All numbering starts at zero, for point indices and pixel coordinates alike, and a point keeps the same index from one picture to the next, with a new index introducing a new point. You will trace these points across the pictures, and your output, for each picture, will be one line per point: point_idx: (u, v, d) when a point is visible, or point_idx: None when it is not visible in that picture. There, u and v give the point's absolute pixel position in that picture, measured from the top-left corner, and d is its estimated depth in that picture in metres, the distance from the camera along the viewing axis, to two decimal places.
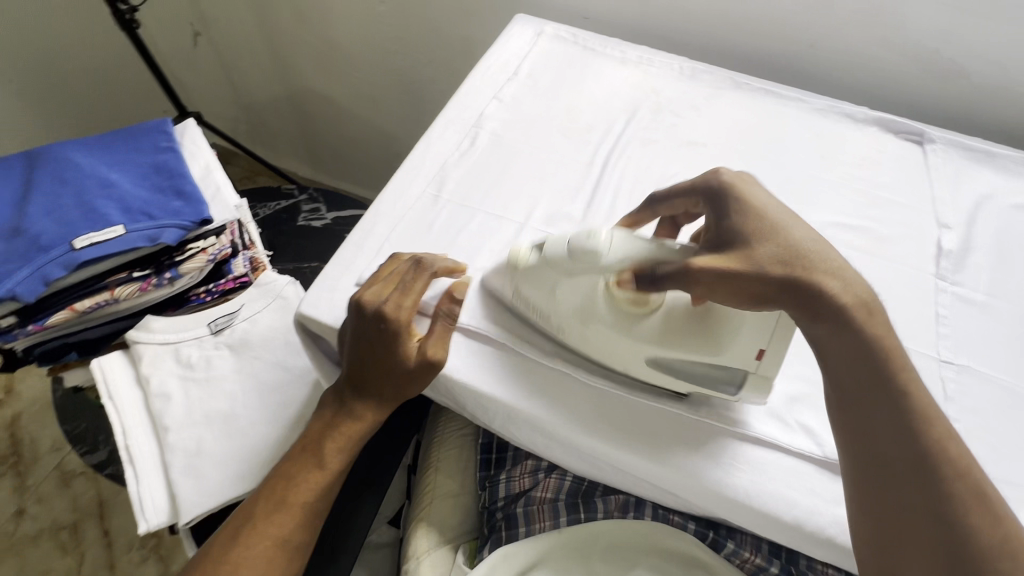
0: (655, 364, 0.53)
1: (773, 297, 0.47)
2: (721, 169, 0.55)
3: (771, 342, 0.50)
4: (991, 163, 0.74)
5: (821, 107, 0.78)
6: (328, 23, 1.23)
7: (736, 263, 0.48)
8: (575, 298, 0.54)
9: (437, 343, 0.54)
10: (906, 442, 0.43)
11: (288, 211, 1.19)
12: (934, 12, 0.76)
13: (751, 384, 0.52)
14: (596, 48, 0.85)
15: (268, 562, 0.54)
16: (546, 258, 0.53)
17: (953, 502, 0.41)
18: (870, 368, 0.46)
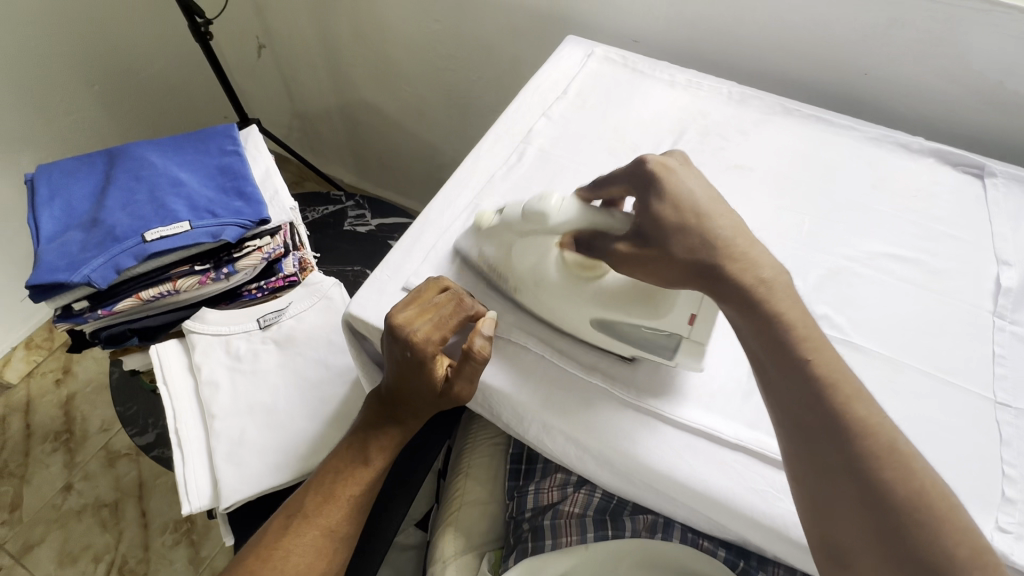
0: (600, 325, 0.56)
1: (688, 281, 0.51)
2: (647, 156, 0.55)
3: (701, 308, 0.54)
4: None
5: (873, 135, 0.77)
6: (385, 40, 1.29)
7: (646, 248, 0.52)
8: (530, 258, 0.59)
9: (463, 381, 0.55)
10: (811, 409, 0.45)
11: (336, 216, 1.24)
12: (1001, 43, 0.74)
13: (685, 351, 0.54)
14: (645, 71, 0.86)
15: (318, 551, 0.56)
16: (504, 220, 0.59)
17: (870, 460, 0.42)
18: (782, 342, 0.47)
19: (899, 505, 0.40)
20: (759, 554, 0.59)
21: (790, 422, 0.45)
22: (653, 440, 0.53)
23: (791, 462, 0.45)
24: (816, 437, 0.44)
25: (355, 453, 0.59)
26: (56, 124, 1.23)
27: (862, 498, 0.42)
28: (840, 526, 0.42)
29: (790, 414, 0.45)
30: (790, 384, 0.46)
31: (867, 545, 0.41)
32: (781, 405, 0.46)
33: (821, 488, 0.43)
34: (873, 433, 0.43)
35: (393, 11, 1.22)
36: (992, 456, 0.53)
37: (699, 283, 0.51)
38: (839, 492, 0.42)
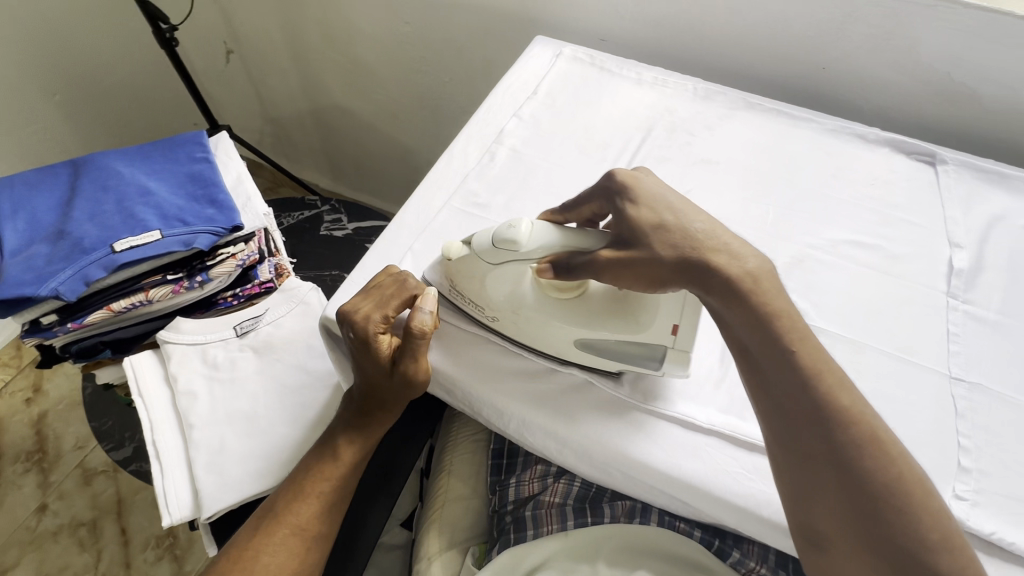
0: (583, 346, 0.56)
1: (674, 279, 0.50)
2: (614, 170, 0.57)
3: (683, 317, 0.53)
4: (1005, 184, 0.75)
5: (833, 127, 0.80)
6: (356, 43, 1.29)
7: (632, 253, 0.51)
8: (504, 286, 0.56)
9: (412, 359, 0.55)
10: (799, 401, 0.45)
11: (311, 221, 1.23)
12: (948, 36, 0.77)
13: (671, 359, 0.54)
14: (612, 69, 0.88)
15: (289, 550, 0.56)
16: (474, 250, 0.55)
17: (849, 452, 0.43)
18: (767, 333, 0.47)
19: (874, 495, 0.42)
20: (733, 532, 0.62)
21: (775, 415, 0.46)
22: (627, 428, 0.55)
23: (778, 453, 0.46)
24: (800, 430, 0.45)
25: (324, 450, 0.60)
26: (16, 136, 1.20)
27: (847, 489, 0.43)
28: (812, 510, 0.44)
29: (767, 401, 0.47)
30: (765, 374, 0.47)
31: (838, 529, 0.43)
32: (760, 394, 0.47)
33: (794, 473, 0.45)
34: (856, 425, 0.44)
35: (364, 14, 1.22)
36: (949, 428, 0.55)
37: (683, 280, 0.50)
38: (811, 478, 0.44)
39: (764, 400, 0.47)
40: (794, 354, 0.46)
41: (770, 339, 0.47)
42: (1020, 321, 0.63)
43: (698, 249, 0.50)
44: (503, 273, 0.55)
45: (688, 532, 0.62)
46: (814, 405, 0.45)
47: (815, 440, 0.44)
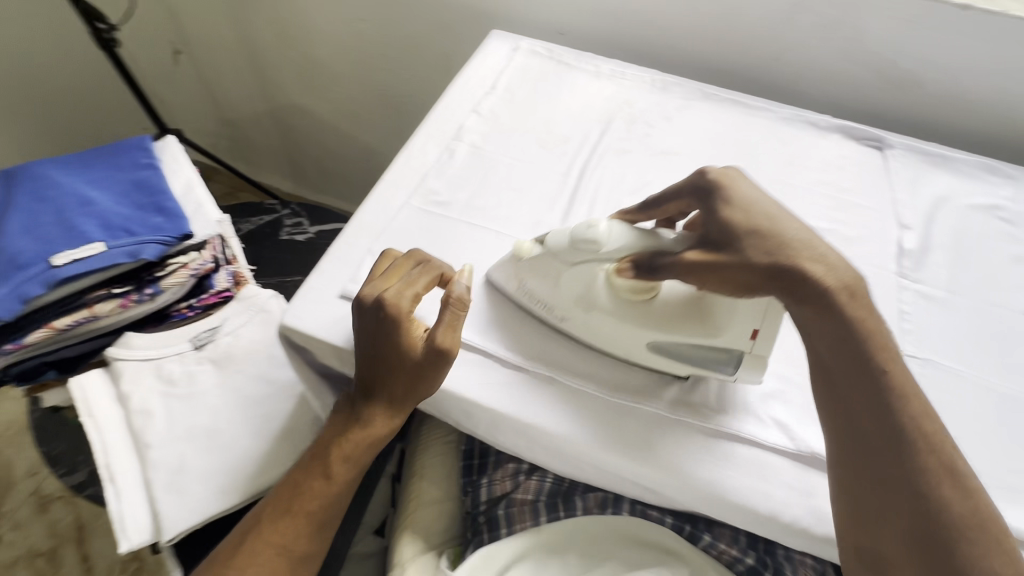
0: (654, 348, 0.56)
1: (761, 284, 0.51)
2: (706, 169, 0.58)
3: (764, 321, 0.53)
4: (948, 166, 0.78)
5: (787, 116, 0.82)
6: (310, 41, 1.25)
7: (718, 255, 0.52)
8: (577, 286, 0.57)
9: (446, 330, 0.54)
10: (876, 418, 0.47)
11: (271, 226, 1.19)
12: (890, 24, 0.80)
13: (748, 364, 0.54)
14: (570, 62, 0.88)
15: (272, 571, 0.56)
16: (547, 249, 0.57)
17: (926, 481, 0.44)
18: (854, 352, 0.49)
19: (945, 527, 0.43)
20: (704, 516, 0.62)
21: (845, 430, 0.48)
22: (596, 420, 0.55)
23: (845, 468, 0.47)
24: (870, 446, 0.47)
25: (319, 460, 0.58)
26: None
27: (915, 512, 0.44)
28: (877, 537, 0.45)
29: (839, 422, 0.48)
30: (838, 395, 0.49)
31: (903, 560, 0.44)
32: (833, 416, 0.49)
33: (859, 497, 0.46)
34: (933, 451, 0.45)
35: (318, 11, 1.18)
36: None
37: (772, 285, 0.50)
38: (879, 504, 0.45)
39: (832, 412, 0.49)
40: (879, 375, 0.48)
41: (851, 357, 0.49)
42: (966, 297, 0.66)
43: (789, 256, 0.50)
44: (579, 274, 0.56)
45: (660, 519, 0.62)
46: (893, 425, 0.46)
47: (890, 464, 0.46)
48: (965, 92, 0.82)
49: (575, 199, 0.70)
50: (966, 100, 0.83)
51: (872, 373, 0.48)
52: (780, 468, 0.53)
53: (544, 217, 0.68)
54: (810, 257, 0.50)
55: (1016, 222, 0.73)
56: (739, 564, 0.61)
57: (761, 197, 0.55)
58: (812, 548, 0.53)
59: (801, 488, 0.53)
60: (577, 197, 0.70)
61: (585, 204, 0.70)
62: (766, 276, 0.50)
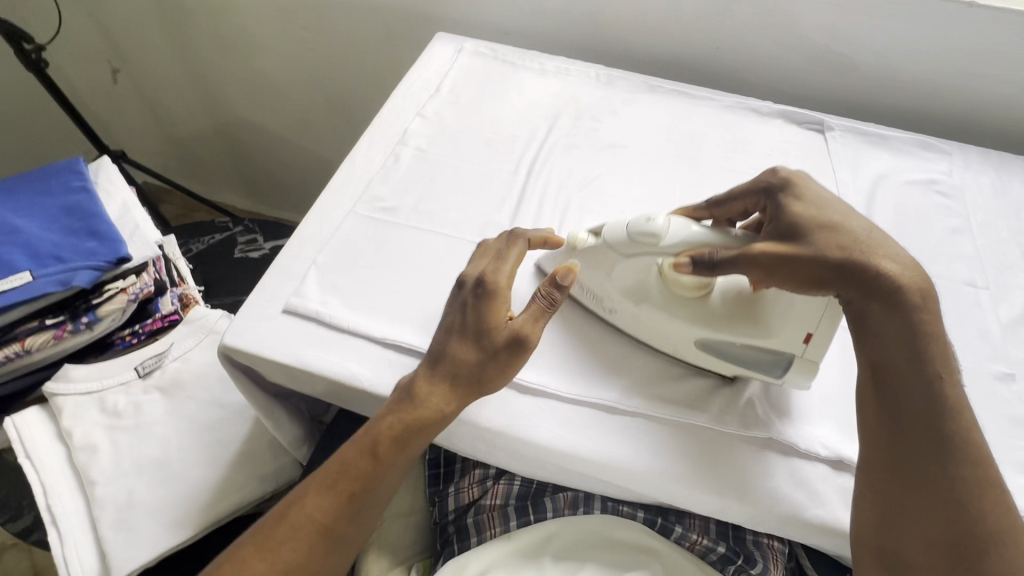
0: (703, 346, 0.55)
1: (828, 280, 0.48)
2: (777, 169, 0.57)
3: (820, 324, 0.51)
4: (885, 145, 0.80)
5: (730, 104, 0.83)
6: (253, 52, 1.22)
7: (794, 249, 0.49)
8: (630, 281, 0.56)
9: (529, 319, 0.51)
10: (927, 428, 0.45)
11: (223, 244, 1.15)
12: (821, 10, 0.82)
13: (798, 368, 0.53)
14: (515, 61, 0.87)
15: (308, 552, 0.48)
16: (606, 240, 0.55)
17: (967, 493, 0.44)
18: (906, 358, 0.46)
19: (976, 536, 0.43)
20: (675, 508, 0.61)
21: (896, 437, 0.46)
22: (560, 417, 0.54)
23: (883, 474, 0.46)
24: (915, 455, 0.45)
25: (360, 446, 0.50)
26: None
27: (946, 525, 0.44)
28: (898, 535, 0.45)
29: (886, 422, 0.47)
30: (888, 390, 0.47)
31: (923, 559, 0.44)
32: (880, 418, 0.47)
33: (899, 503, 0.45)
34: (976, 464, 0.44)
35: (258, 21, 1.16)
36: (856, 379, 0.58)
37: (842, 283, 0.48)
38: (915, 512, 0.45)
39: (882, 418, 0.47)
40: (933, 383, 0.46)
41: (900, 364, 0.47)
42: None
43: (866, 253, 0.48)
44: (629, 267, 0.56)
45: (634, 515, 0.61)
46: (943, 435, 0.45)
47: (934, 467, 0.45)
48: (896, 73, 0.85)
49: (525, 197, 0.70)
50: (897, 80, 0.86)
51: (926, 381, 0.46)
52: (740, 452, 0.53)
53: (494, 216, 0.67)
54: (880, 253, 0.48)
55: (952, 194, 0.75)
56: (711, 554, 0.60)
57: (836, 199, 0.53)
58: (778, 530, 0.53)
59: (762, 471, 0.52)
60: (526, 195, 0.70)
61: (534, 201, 0.69)
62: (834, 270, 0.48)
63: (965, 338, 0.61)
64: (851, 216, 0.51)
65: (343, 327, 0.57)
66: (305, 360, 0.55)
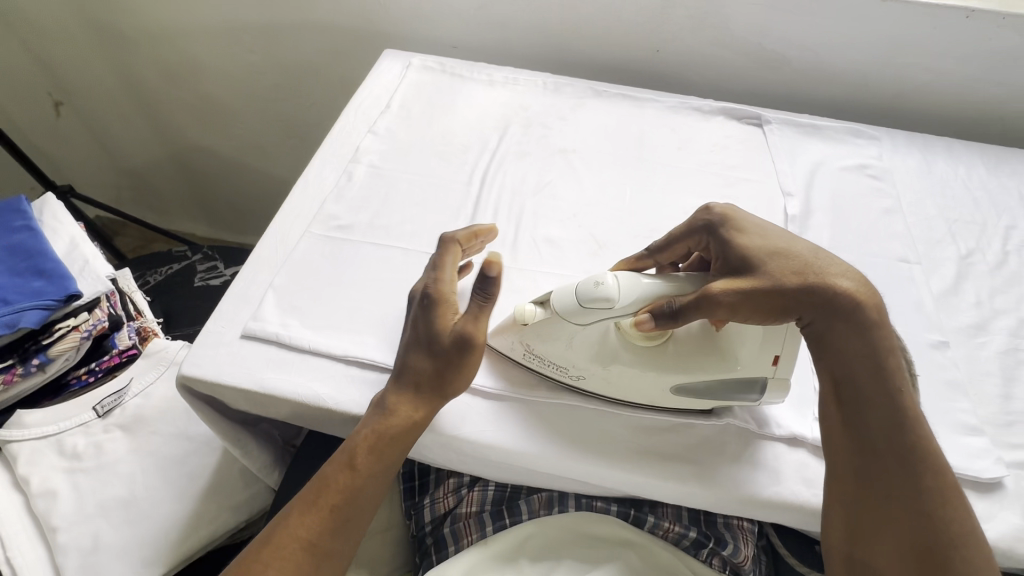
0: (679, 390, 0.53)
1: (791, 308, 0.47)
2: (710, 206, 0.55)
3: (784, 348, 0.51)
4: (820, 134, 0.84)
5: (672, 103, 0.86)
6: (200, 78, 1.21)
7: (750, 283, 0.47)
8: (589, 347, 0.52)
9: (471, 319, 0.50)
10: (891, 437, 0.46)
11: (182, 273, 1.13)
12: (750, 10, 0.86)
13: (773, 388, 0.52)
14: (464, 74, 0.89)
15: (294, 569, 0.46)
16: (553, 313, 0.51)
17: (932, 498, 0.45)
18: (867, 371, 0.47)
19: (944, 539, 0.44)
20: (647, 499, 0.63)
21: (862, 448, 0.47)
22: (524, 421, 0.55)
23: (854, 485, 0.47)
24: (883, 466, 0.46)
25: (337, 465, 0.49)
26: None
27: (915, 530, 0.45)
28: (871, 547, 0.46)
29: (852, 436, 0.47)
30: (852, 405, 0.47)
31: (895, 568, 0.45)
32: (847, 431, 0.48)
33: (872, 512, 0.46)
34: (937, 470, 0.46)
35: (204, 46, 1.15)
36: (805, 358, 0.61)
37: (806, 306, 0.47)
38: (887, 518, 0.45)
39: (849, 431, 0.47)
40: (894, 394, 0.47)
41: (862, 378, 0.47)
42: (850, 251, 0.71)
43: (819, 273, 0.48)
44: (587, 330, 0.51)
45: (607, 509, 0.62)
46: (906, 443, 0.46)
47: (900, 477, 0.45)
48: (825, 65, 0.90)
49: (479, 206, 0.71)
50: (826, 72, 0.91)
51: (887, 393, 0.47)
52: (700, 439, 0.55)
53: (449, 227, 0.68)
54: (832, 273, 0.48)
55: (883, 177, 0.80)
56: (685, 542, 0.61)
57: (774, 228, 0.52)
58: (745, 511, 0.55)
59: (724, 455, 0.54)
60: (480, 204, 0.71)
61: (489, 210, 0.71)
62: (796, 296, 0.47)
63: (903, 312, 0.64)
64: (794, 240, 0.50)
65: (304, 348, 0.57)
66: (267, 383, 0.55)
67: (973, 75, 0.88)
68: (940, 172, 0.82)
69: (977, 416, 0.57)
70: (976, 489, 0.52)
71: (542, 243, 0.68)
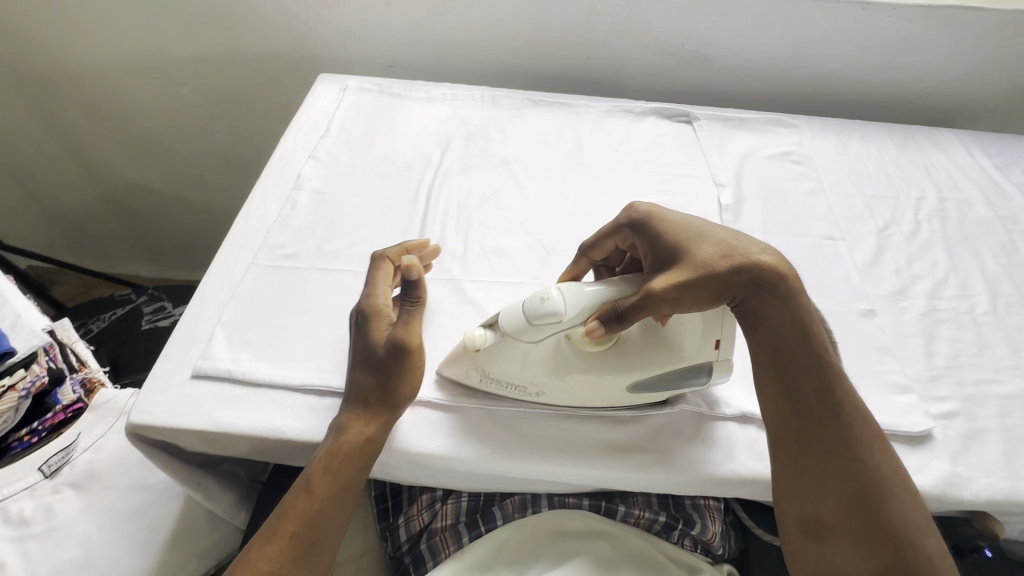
0: (637, 388, 0.54)
1: (724, 294, 0.50)
2: (633, 206, 0.57)
3: (724, 331, 0.53)
4: (745, 126, 0.89)
5: (606, 108, 0.90)
6: (131, 115, 1.17)
7: (684, 273, 0.49)
8: (545, 359, 0.54)
9: (406, 324, 0.53)
10: (821, 399, 0.50)
11: (128, 317, 1.08)
12: (670, 15, 0.91)
13: (718, 369, 0.55)
14: (402, 93, 0.90)
15: None
16: (503, 332, 0.52)
17: (862, 450, 0.49)
18: (794, 341, 0.50)
19: (875, 484, 0.48)
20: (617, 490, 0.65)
21: (799, 413, 0.50)
22: (488, 429, 0.56)
23: (795, 449, 0.50)
24: (818, 427, 0.49)
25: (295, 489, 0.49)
26: None
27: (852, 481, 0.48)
28: (816, 502, 0.49)
29: (789, 403, 0.50)
30: (784, 373, 0.51)
31: (839, 519, 0.48)
32: (783, 399, 0.51)
33: (813, 473, 0.49)
34: (863, 423, 0.50)
35: (132, 82, 1.11)
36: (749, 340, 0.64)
37: (737, 290, 0.50)
38: (827, 476, 0.49)
39: (786, 400, 0.51)
40: (819, 358, 0.50)
41: (791, 347, 0.50)
42: (781, 234, 0.75)
43: (744, 256, 0.50)
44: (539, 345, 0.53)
45: (579, 504, 0.64)
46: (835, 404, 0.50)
47: (834, 437, 0.49)
48: (744, 62, 0.96)
49: (427, 222, 0.72)
50: (746, 68, 0.97)
51: (813, 358, 0.50)
52: (658, 427, 0.58)
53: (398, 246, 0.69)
54: (755, 254, 0.51)
55: (805, 161, 0.86)
56: (655, 527, 0.63)
57: (695, 218, 0.54)
58: (707, 490, 0.57)
59: (682, 439, 0.57)
60: (428, 220, 0.72)
61: (437, 225, 0.72)
62: (728, 281, 0.49)
63: (833, 286, 0.69)
64: (715, 226, 0.53)
65: (260, 382, 0.56)
66: (222, 421, 0.54)
67: (875, 63, 0.95)
68: (853, 154, 0.88)
69: (905, 374, 0.62)
70: (910, 442, 0.57)
71: (492, 253, 0.69)
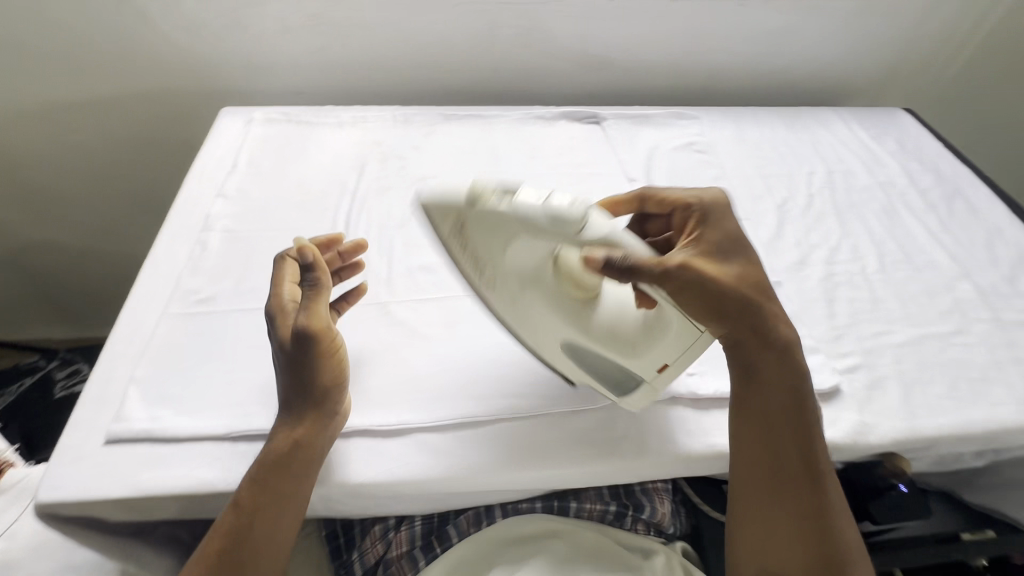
0: (569, 347, 0.55)
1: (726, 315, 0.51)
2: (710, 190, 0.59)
3: (677, 358, 0.53)
4: (650, 122, 0.94)
5: (519, 116, 0.92)
6: (16, 168, 1.08)
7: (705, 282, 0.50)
8: (525, 261, 0.52)
9: (313, 314, 0.53)
10: (789, 417, 0.52)
11: (37, 387, 1.00)
12: (567, 22, 0.94)
13: (642, 393, 0.56)
14: (311, 120, 0.88)
15: None
16: (517, 212, 0.48)
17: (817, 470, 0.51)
18: (773, 362, 0.53)
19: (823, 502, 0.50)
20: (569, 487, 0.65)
21: (765, 427, 0.52)
22: (429, 448, 0.56)
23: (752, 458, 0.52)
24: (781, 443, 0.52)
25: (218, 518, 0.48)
26: None
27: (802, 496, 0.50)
28: (760, 495, 0.51)
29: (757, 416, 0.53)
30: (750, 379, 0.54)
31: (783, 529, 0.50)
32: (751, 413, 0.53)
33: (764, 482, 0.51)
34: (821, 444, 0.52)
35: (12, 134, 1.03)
36: None
37: (739, 316, 0.52)
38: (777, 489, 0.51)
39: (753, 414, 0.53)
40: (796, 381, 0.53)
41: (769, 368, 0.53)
42: None
43: (757, 291, 0.53)
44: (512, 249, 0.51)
45: (532, 507, 0.64)
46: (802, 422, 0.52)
47: (792, 451, 0.51)
48: (642, 61, 1.01)
49: None
50: (645, 67, 1.02)
51: (790, 380, 0.53)
52: (595, 421, 0.59)
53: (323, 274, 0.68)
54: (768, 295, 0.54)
55: (707, 150, 0.91)
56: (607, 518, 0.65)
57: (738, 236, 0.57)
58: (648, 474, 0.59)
59: (617, 430, 0.59)
60: None
61: None
62: (736, 307, 0.52)
63: None
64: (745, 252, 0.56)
65: (185, 433, 0.54)
66: (144, 485, 0.51)
67: (758, 53, 1.03)
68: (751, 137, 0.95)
69: (812, 337, 0.67)
70: (822, 399, 0.61)
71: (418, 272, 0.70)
